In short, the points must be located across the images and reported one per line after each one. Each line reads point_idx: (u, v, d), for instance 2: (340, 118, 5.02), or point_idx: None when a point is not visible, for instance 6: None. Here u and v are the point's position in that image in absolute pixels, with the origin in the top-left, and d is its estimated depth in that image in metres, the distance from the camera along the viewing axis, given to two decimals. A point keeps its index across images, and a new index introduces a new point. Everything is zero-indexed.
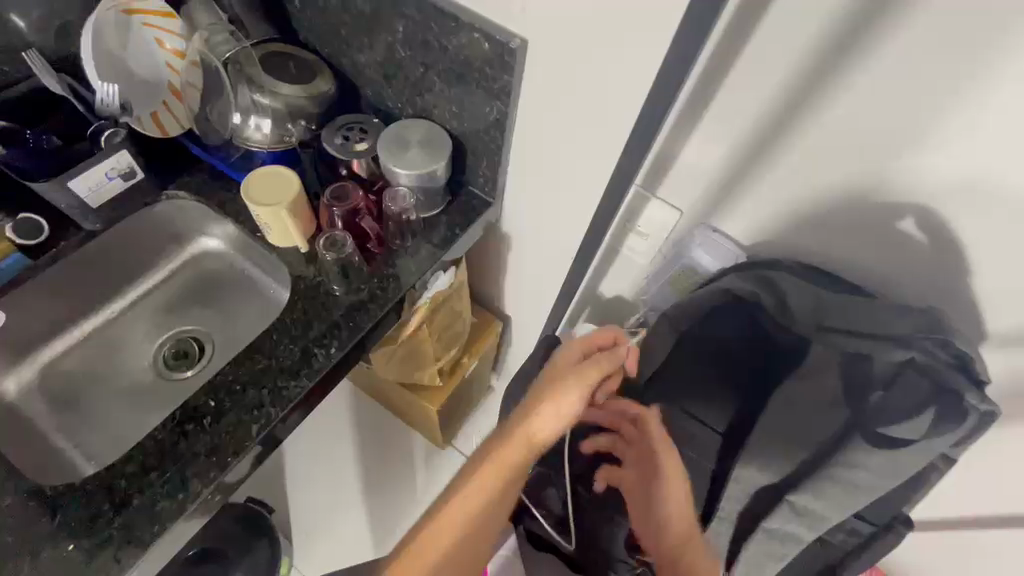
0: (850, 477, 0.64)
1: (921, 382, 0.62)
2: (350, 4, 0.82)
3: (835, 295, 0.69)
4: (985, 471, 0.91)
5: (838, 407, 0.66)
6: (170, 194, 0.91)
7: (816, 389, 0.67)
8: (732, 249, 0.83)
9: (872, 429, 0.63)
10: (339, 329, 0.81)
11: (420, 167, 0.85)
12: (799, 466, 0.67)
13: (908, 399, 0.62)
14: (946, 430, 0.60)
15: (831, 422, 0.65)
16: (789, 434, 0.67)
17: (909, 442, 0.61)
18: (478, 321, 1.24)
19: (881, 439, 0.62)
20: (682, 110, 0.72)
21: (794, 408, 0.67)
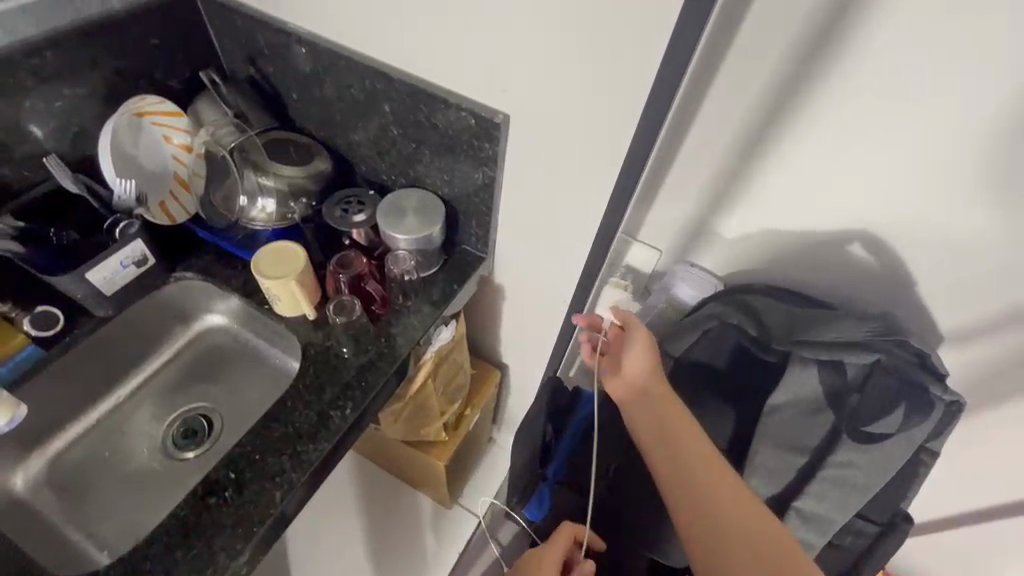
0: (842, 474, 0.70)
1: (891, 381, 0.68)
2: (346, 94, 0.92)
3: (803, 310, 0.75)
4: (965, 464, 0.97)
5: (824, 412, 0.71)
6: (177, 276, 0.96)
7: (802, 397, 0.72)
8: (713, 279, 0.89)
9: (855, 427, 0.70)
10: (351, 389, 0.85)
11: (417, 231, 0.92)
12: (799, 473, 0.73)
13: (882, 398, 0.68)
14: (917, 422, 0.67)
15: (819, 426, 0.71)
16: (787, 442, 0.73)
17: (887, 437, 0.68)
18: (479, 372, 1.28)
19: (864, 435, 0.69)
20: (651, 163, 0.81)
21: (784, 417, 0.73)
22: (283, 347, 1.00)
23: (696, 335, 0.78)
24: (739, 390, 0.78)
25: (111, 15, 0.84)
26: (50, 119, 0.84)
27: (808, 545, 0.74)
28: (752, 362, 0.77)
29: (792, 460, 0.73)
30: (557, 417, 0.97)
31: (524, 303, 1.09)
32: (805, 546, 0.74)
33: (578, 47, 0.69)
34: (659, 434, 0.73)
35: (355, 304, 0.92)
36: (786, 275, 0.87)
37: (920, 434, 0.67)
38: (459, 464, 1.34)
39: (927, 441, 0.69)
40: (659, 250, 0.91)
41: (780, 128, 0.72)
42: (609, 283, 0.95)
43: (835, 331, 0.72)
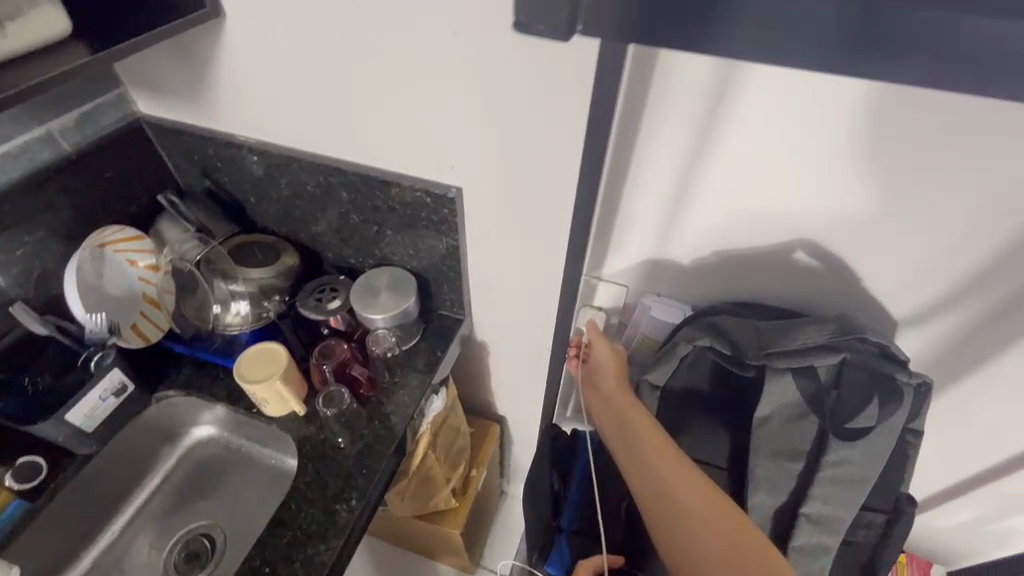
0: (839, 472, 0.73)
1: (861, 374, 0.71)
2: (301, 189, 0.95)
3: (765, 323, 0.76)
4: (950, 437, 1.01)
5: (808, 416, 0.74)
6: (159, 396, 0.95)
7: (786, 405, 0.74)
8: (677, 302, 0.94)
9: (840, 424, 0.73)
10: (354, 479, 0.84)
11: (392, 309, 0.94)
12: (799, 477, 0.75)
13: (857, 393, 0.72)
14: (893, 410, 0.70)
15: (807, 430, 0.74)
16: (785, 449, 0.75)
17: (870, 428, 0.72)
18: (478, 430, 1.28)
19: (848, 432, 0.72)
20: (600, 207, 0.86)
21: (774, 428, 0.74)
22: (278, 448, 0.99)
23: (675, 364, 0.79)
24: (727, 407, 0.81)
25: (62, 159, 0.87)
26: (10, 268, 0.84)
27: (825, 547, 0.75)
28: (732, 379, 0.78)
29: (791, 467, 0.75)
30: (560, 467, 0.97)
31: (508, 358, 1.10)
32: (823, 547, 0.75)
33: (511, 118, 0.74)
34: (633, 445, 0.77)
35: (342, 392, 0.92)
36: (747, 288, 0.91)
37: (898, 418, 0.71)
38: (474, 528, 1.32)
39: (908, 424, 0.72)
40: (624, 285, 0.96)
41: (707, 163, 0.77)
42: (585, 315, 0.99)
43: (802, 337, 0.73)
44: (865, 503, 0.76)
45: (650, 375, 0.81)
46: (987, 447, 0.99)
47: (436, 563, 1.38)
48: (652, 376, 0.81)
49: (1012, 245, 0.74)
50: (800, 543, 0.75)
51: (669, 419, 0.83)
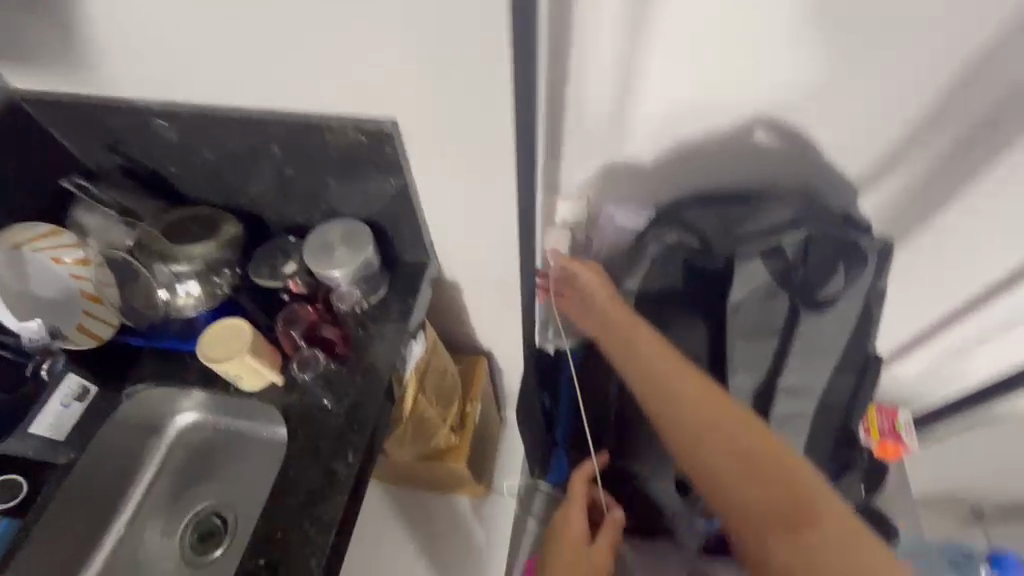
0: (812, 341, 0.76)
1: (827, 246, 0.72)
2: (224, 148, 0.86)
3: (732, 211, 0.74)
4: (909, 292, 1.05)
5: (778, 295, 0.75)
6: (129, 391, 0.91)
7: (756, 288, 0.75)
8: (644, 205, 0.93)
9: (811, 297, 0.73)
10: (348, 435, 0.84)
11: (350, 263, 0.90)
12: (775, 352, 0.77)
13: (825, 264, 0.72)
14: (857, 274, 0.72)
15: (779, 308, 0.75)
16: (760, 329, 0.76)
17: (839, 295, 0.73)
18: (467, 366, 1.29)
19: (818, 302, 0.73)
20: (545, 114, 0.81)
21: (748, 310, 0.76)
22: (266, 419, 0.97)
23: (649, 267, 0.80)
24: (703, 300, 0.81)
25: None
26: None
27: (803, 411, 0.81)
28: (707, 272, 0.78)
29: (766, 345, 0.77)
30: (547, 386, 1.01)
31: (482, 293, 1.08)
32: (801, 412, 0.81)
33: (429, 28, 0.67)
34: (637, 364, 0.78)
35: (316, 355, 0.89)
36: (706, 178, 0.89)
37: (864, 281, 0.73)
38: (480, 456, 1.37)
39: (875, 285, 0.74)
40: (586, 198, 0.93)
41: (648, 45, 0.72)
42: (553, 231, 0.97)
43: (766, 218, 0.73)
44: (841, 367, 0.79)
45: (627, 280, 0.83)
46: (943, 294, 1.04)
47: (454, 496, 1.41)
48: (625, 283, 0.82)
49: (955, 87, 0.73)
50: (781, 414, 0.79)
51: (645, 323, 0.84)
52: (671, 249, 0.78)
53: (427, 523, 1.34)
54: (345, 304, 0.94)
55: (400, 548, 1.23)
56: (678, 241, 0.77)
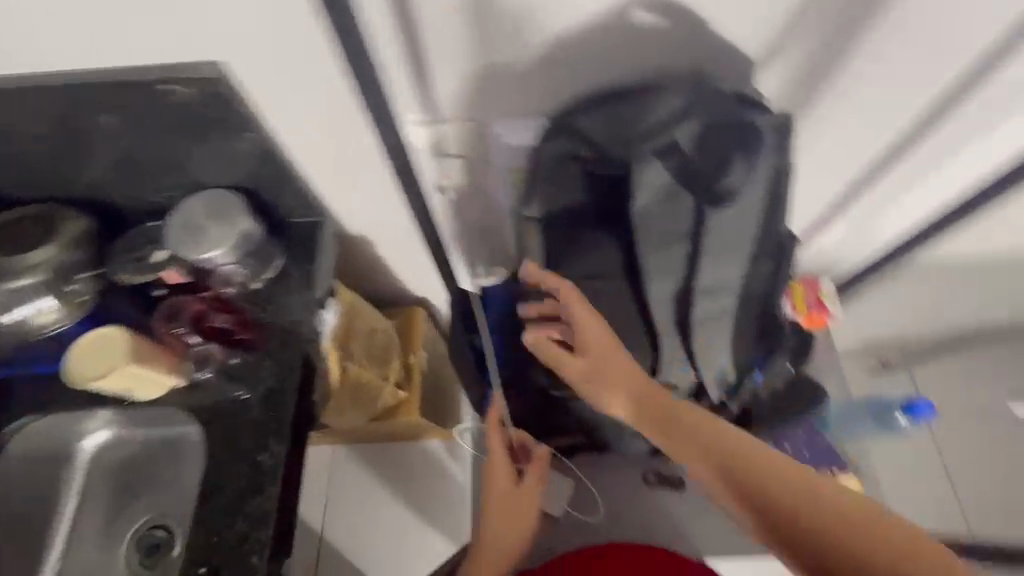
0: (722, 238, 0.68)
1: (721, 134, 0.64)
2: (23, 133, 0.71)
3: (618, 110, 0.65)
4: (820, 167, 1.02)
5: (681, 195, 0.65)
6: (13, 428, 0.81)
7: (654, 189, 0.64)
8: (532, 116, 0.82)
9: (711, 194, 0.65)
10: (267, 424, 0.77)
11: (225, 241, 0.78)
12: (688, 258, 0.68)
13: (720, 154, 0.64)
14: (754, 160, 0.65)
15: (682, 210, 0.65)
16: (668, 235, 0.66)
17: (738, 186, 0.65)
18: (402, 319, 1.23)
19: (719, 197, 0.65)
20: (400, 28, 0.69)
21: (652, 217, 0.65)
22: (178, 421, 0.88)
23: (545, 190, 0.71)
24: (610, 216, 0.70)
25: None
26: None
27: (726, 312, 0.73)
28: (604, 182, 0.68)
29: (679, 251, 0.67)
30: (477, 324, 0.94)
31: (390, 244, 0.99)
32: (725, 311, 0.73)
33: None
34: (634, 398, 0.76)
35: (215, 347, 0.81)
36: (594, 76, 0.81)
37: (766, 164, 0.66)
38: (437, 402, 1.35)
39: (779, 164, 0.66)
40: (469, 119, 0.85)
41: None
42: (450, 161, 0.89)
43: (653, 113, 0.64)
44: (757, 257, 0.73)
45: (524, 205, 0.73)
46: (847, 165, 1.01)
47: (421, 441, 1.41)
48: (526, 206, 0.72)
49: None
50: (704, 316, 0.72)
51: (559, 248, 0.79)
52: (564, 165, 0.68)
53: (397, 470, 1.39)
54: (231, 287, 0.83)
55: (366, 492, 1.36)
56: (564, 150, 0.68)
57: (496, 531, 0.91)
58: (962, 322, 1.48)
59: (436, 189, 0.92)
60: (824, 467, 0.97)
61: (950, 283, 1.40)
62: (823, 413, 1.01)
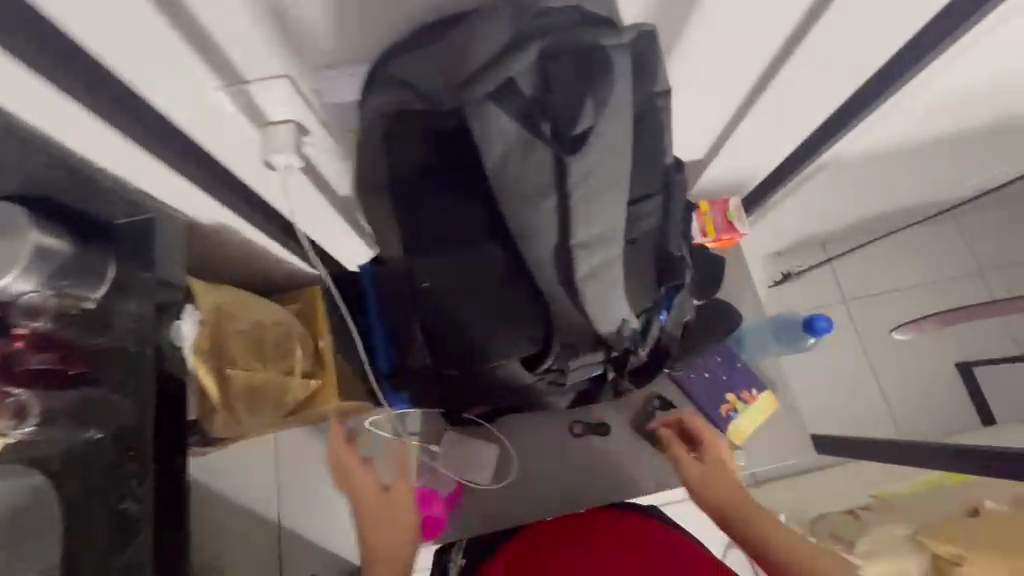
0: (591, 186, 0.55)
1: (567, 62, 0.49)
2: None
3: (438, 46, 0.50)
4: (735, 92, 0.83)
5: (533, 145, 0.51)
6: None
7: (501, 142, 0.51)
8: (353, 61, 0.59)
9: (567, 138, 0.51)
10: (124, 466, 0.67)
11: (18, 261, 0.63)
12: (564, 218, 0.57)
13: (570, 87, 0.49)
14: (608, 95, 0.50)
15: (538, 163, 0.52)
16: (528, 194, 0.55)
17: (595, 129, 0.51)
18: (304, 302, 1.10)
19: (575, 142, 0.51)
20: None
21: (505, 176, 0.54)
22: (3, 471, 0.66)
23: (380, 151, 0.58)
24: (464, 176, 0.58)
25: None
26: None
27: (610, 258, 0.63)
28: (440, 136, 0.54)
29: (549, 209, 0.56)
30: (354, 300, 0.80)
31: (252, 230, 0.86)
32: (608, 261, 0.63)
33: None
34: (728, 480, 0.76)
35: (33, 394, 0.68)
36: None
37: (632, 87, 0.51)
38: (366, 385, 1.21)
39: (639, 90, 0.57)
40: (283, 75, 0.58)
41: None
42: (276, 129, 0.64)
43: (482, 44, 0.49)
44: (633, 198, 0.65)
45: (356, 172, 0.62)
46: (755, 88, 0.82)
47: None
48: (361, 174, 0.61)
49: None
50: (585, 274, 0.62)
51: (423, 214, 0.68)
52: (387, 118, 0.55)
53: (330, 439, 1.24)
54: (43, 320, 0.68)
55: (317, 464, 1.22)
56: (391, 104, 0.54)
57: (382, 543, 0.71)
58: (897, 223, 1.38)
59: (265, 160, 0.66)
60: (743, 389, 0.97)
61: (896, 197, 1.24)
62: (737, 335, 1.01)
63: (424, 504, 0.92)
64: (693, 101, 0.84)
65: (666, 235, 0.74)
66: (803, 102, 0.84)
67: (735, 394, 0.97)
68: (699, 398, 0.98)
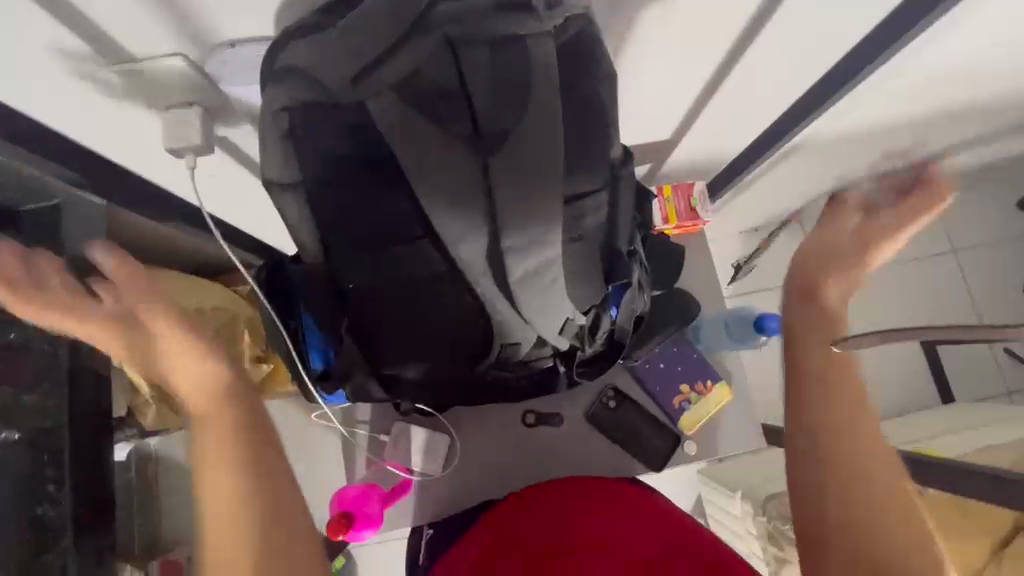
0: (518, 189, 0.50)
1: (481, 52, 0.47)
2: None
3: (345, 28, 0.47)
4: (692, 83, 0.77)
5: (453, 142, 0.49)
6: None
7: (419, 139, 0.48)
8: (258, 38, 0.52)
9: (486, 134, 0.49)
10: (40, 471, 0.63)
11: None
12: (493, 222, 0.52)
13: (484, 78, 0.48)
14: (528, 85, 0.48)
15: (459, 162, 0.49)
16: (451, 196, 0.50)
17: (517, 123, 0.49)
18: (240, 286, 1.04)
19: (496, 137, 0.49)
20: None
21: (425, 175, 0.50)
22: None
23: (285, 149, 0.53)
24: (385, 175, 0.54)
25: None
26: None
27: (550, 262, 0.57)
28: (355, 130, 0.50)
29: (473, 212, 0.52)
30: (282, 299, 0.74)
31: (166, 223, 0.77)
32: (546, 267, 0.57)
33: None
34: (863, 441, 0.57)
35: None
36: None
37: (554, 88, 0.49)
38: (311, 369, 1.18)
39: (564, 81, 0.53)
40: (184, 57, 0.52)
41: None
42: (171, 115, 0.58)
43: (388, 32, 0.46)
44: (571, 195, 0.59)
45: (267, 170, 0.54)
46: (716, 76, 0.76)
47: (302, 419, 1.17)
48: (271, 172, 0.55)
49: None
50: (521, 276, 0.58)
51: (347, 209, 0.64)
52: (290, 114, 0.51)
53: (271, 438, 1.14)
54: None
55: None
56: (293, 96, 0.50)
57: (190, 386, 0.58)
58: None
59: (171, 152, 0.60)
60: (697, 380, 0.97)
61: None
62: (695, 325, 0.99)
63: (360, 502, 0.87)
64: (649, 93, 0.77)
65: (612, 229, 0.69)
66: (762, 87, 0.80)
67: (688, 385, 0.96)
68: (654, 388, 0.97)
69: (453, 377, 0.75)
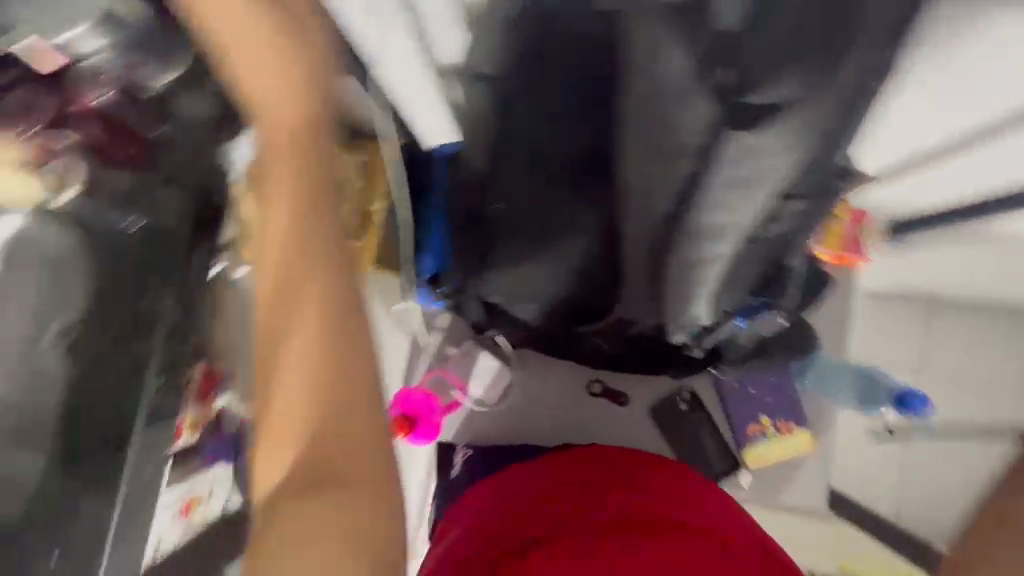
0: (743, 167, 0.43)
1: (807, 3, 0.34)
2: None
3: None
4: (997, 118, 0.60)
5: (694, 98, 0.39)
6: None
7: (658, 79, 0.38)
8: None
9: (736, 103, 0.39)
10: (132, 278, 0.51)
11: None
12: (680, 188, 0.46)
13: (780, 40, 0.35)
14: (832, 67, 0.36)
15: (688, 119, 0.40)
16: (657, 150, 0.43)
17: (781, 108, 0.39)
18: None
19: (742, 111, 0.39)
20: None
21: (642, 117, 0.42)
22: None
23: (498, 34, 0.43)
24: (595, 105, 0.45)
25: None
26: None
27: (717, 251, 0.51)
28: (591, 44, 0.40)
29: (670, 175, 0.45)
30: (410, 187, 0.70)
31: None
32: (708, 260, 0.53)
33: None
34: None
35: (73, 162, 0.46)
36: None
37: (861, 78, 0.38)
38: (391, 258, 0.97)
39: (873, 86, 0.39)
40: None
41: None
42: None
43: None
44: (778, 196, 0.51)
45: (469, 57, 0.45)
46: None
47: None
48: (471, 57, 0.45)
49: None
50: (680, 256, 0.53)
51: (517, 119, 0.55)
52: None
53: None
54: (108, 90, 0.46)
55: None
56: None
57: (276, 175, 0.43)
58: None
59: None
60: (780, 417, 0.91)
61: None
62: (804, 361, 0.90)
63: (422, 408, 0.86)
64: None
65: (787, 242, 0.61)
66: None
67: (769, 418, 0.91)
68: (732, 407, 0.91)
69: (551, 320, 0.72)
